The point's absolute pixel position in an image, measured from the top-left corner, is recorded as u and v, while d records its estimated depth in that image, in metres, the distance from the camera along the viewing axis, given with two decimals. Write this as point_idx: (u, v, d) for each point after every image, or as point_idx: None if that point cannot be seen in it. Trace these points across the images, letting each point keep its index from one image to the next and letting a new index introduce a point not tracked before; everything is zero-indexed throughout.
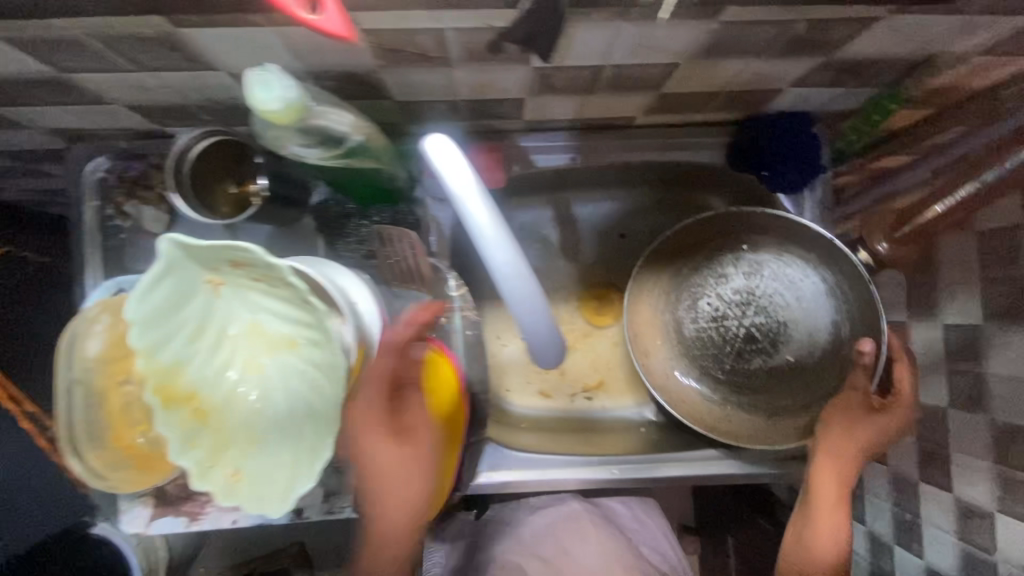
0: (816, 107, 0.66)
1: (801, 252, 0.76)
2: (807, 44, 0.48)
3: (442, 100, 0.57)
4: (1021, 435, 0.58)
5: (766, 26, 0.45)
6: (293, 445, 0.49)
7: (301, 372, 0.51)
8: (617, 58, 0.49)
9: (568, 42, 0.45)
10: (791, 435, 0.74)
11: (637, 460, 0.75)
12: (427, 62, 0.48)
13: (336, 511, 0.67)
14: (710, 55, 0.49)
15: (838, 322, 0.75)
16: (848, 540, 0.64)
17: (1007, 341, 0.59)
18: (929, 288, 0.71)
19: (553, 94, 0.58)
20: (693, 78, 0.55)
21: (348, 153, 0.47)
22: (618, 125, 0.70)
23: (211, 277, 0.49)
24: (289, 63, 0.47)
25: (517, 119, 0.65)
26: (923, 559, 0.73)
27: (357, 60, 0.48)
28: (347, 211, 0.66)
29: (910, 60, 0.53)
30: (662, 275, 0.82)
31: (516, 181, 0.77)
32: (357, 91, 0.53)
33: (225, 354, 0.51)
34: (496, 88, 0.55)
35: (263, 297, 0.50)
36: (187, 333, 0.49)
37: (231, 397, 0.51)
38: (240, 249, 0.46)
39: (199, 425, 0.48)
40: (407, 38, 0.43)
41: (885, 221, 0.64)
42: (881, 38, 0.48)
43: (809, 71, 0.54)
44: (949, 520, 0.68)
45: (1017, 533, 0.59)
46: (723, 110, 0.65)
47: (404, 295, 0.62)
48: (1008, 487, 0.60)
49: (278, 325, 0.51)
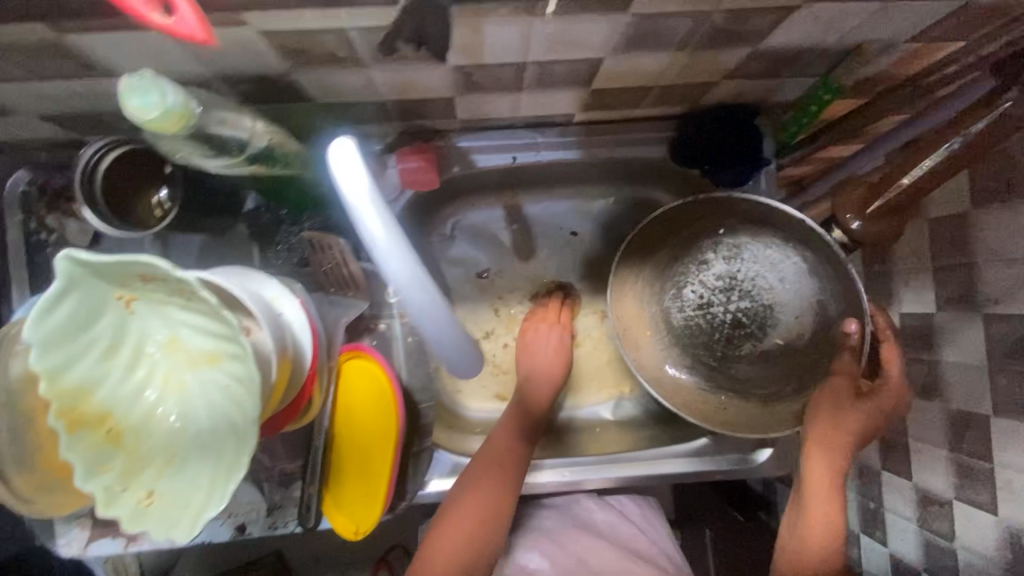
0: (755, 100, 0.65)
1: (775, 235, 0.75)
2: (730, 35, 0.47)
3: (367, 101, 0.55)
4: (973, 422, 0.61)
5: (682, 17, 0.43)
6: (212, 465, 0.47)
7: (218, 388, 0.48)
8: (535, 54, 0.48)
9: (480, 40, 0.44)
10: (787, 419, 0.75)
11: (588, 462, 0.79)
12: (339, 63, 0.46)
13: (280, 526, 0.66)
14: (632, 47, 0.48)
15: (822, 300, 0.73)
16: (840, 526, 0.68)
17: (960, 333, 0.62)
18: (887, 279, 0.74)
19: (482, 92, 0.56)
20: (622, 73, 0.54)
21: (252, 158, 0.46)
22: (559, 122, 0.69)
23: (121, 293, 0.47)
24: (196, 70, 0.45)
25: (452, 119, 0.63)
26: (888, 548, 0.77)
27: (265, 64, 0.46)
28: (279, 217, 0.65)
29: (838, 49, 0.52)
30: (645, 269, 0.83)
31: (461, 181, 0.76)
32: (272, 94, 0.51)
33: (143, 372, 0.49)
34: (420, 87, 0.53)
35: (178, 310, 0.48)
36: (99, 352, 0.47)
37: (149, 417, 0.48)
38: (145, 263, 0.44)
39: (111, 447, 0.46)
40: (307, 38, 0.41)
41: (856, 200, 0.62)
42: (804, 28, 0.47)
43: (740, 62, 0.53)
44: (911, 508, 0.72)
45: (974, 520, 0.62)
46: (661, 104, 0.64)
47: (341, 302, 0.65)
48: (965, 474, 0.62)
49: (198, 340, 0.49)
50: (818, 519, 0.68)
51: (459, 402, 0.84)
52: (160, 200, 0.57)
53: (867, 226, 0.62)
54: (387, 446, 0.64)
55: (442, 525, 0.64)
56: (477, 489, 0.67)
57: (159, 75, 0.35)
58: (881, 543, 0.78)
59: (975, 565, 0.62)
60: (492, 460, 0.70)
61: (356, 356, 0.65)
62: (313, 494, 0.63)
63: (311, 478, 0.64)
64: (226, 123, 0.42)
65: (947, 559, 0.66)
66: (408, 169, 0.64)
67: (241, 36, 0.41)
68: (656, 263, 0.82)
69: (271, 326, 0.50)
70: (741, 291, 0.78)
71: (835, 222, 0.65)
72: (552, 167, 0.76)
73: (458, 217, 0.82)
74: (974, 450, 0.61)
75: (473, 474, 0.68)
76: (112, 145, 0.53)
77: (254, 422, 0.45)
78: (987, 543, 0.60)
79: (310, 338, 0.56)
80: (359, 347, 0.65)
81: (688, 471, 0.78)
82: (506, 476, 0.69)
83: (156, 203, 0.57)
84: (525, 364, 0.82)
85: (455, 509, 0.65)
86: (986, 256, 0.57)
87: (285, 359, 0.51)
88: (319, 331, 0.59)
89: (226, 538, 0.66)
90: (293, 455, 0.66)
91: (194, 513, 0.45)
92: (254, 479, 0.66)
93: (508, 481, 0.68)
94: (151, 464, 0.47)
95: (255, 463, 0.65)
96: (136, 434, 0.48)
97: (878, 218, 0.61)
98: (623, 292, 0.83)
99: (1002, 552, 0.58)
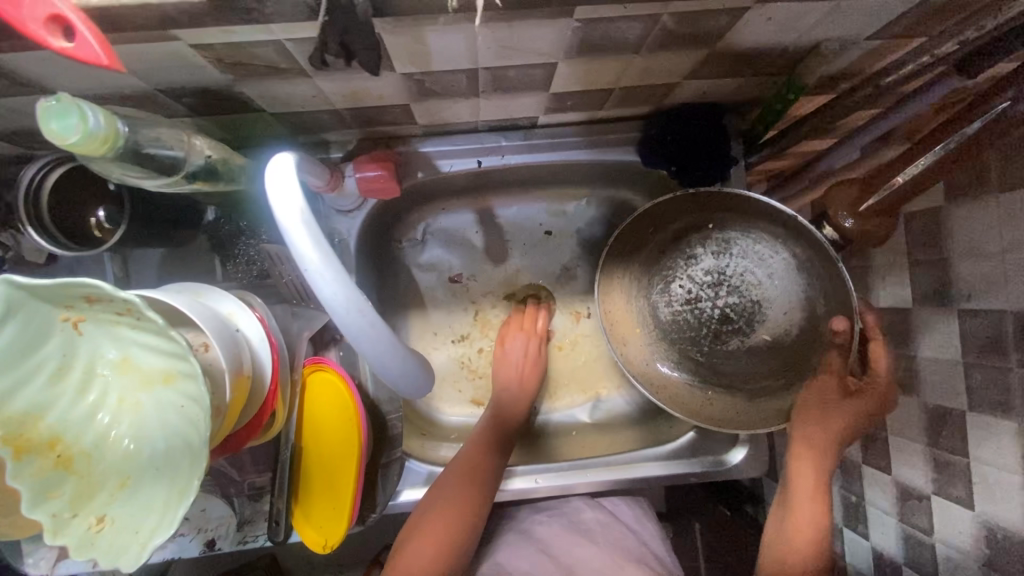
0: (720, 99, 0.64)
1: (763, 229, 0.73)
2: (684, 37, 0.46)
3: (321, 109, 0.54)
4: (950, 416, 0.58)
5: (631, 22, 0.42)
6: (167, 487, 0.46)
7: (174, 409, 0.47)
8: (485, 61, 0.47)
9: (424, 49, 0.42)
10: (775, 415, 0.72)
11: (561, 468, 0.78)
12: (282, 74, 0.45)
13: (249, 540, 0.66)
14: (585, 52, 0.47)
15: (811, 296, 0.71)
16: (827, 527, 0.68)
17: (935, 325, 0.60)
18: (865, 272, 0.72)
19: (438, 98, 0.55)
20: (579, 75, 0.52)
21: (190, 176, 0.47)
22: (523, 125, 0.68)
23: (69, 315, 0.45)
24: (135, 84, 0.44)
25: (411, 124, 0.62)
26: (869, 540, 0.73)
27: (205, 77, 0.44)
28: (239, 228, 0.64)
29: (797, 48, 0.51)
30: (632, 264, 0.82)
31: (428, 186, 0.75)
32: (220, 106, 0.50)
33: (93, 396, 0.48)
34: (371, 94, 0.52)
35: (129, 331, 0.46)
36: (46, 375, 0.45)
37: (102, 440, 0.47)
38: (86, 284, 0.42)
39: (61, 473, 0.45)
40: (244, 51, 0.40)
41: (848, 197, 0.61)
42: (758, 28, 0.46)
43: (700, 63, 0.52)
44: (891, 502, 0.69)
45: (951, 515, 0.59)
46: (625, 105, 0.63)
47: (304, 313, 0.64)
48: (941, 468, 0.60)
49: (151, 359, 0.47)
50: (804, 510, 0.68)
51: (437, 409, 0.84)
52: (98, 221, 0.54)
53: (859, 223, 0.61)
54: (351, 458, 0.64)
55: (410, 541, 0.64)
56: (446, 497, 0.67)
57: (77, 98, 0.35)
58: (863, 536, 0.74)
59: (955, 562, 0.59)
60: (465, 470, 0.69)
61: (319, 369, 0.65)
62: (281, 508, 0.62)
63: (279, 493, 0.63)
64: (158, 141, 0.43)
65: (928, 553, 0.63)
66: (367, 178, 0.63)
67: (172, 48, 0.38)
68: (643, 259, 0.81)
69: (226, 344, 0.48)
70: (730, 286, 0.77)
71: (827, 219, 0.64)
72: (521, 169, 0.75)
73: (427, 222, 0.82)
74: (950, 446, 0.58)
75: (444, 484, 0.68)
76: (59, 163, 0.50)
77: (207, 444, 0.43)
78: (963, 536, 0.58)
79: (271, 354, 0.55)
80: (320, 360, 0.65)
81: (664, 474, 0.77)
82: (473, 486, 0.68)
83: (94, 224, 0.54)
84: (501, 377, 0.81)
85: (426, 518, 0.65)
86: (961, 250, 0.56)
87: (243, 377, 0.50)
88: (280, 346, 0.58)
89: (196, 554, 0.66)
90: (262, 468, 0.66)
91: (142, 541, 0.44)
92: (224, 493, 0.66)
93: (472, 495, 0.68)
94: (104, 488, 0.46)
95: (223, 477, 0.66)
96: (87, 458, 0.46)
97: (869, 215, 0.60)
98: (611, 289, 0.82)
99: (980, 547, 0.56)
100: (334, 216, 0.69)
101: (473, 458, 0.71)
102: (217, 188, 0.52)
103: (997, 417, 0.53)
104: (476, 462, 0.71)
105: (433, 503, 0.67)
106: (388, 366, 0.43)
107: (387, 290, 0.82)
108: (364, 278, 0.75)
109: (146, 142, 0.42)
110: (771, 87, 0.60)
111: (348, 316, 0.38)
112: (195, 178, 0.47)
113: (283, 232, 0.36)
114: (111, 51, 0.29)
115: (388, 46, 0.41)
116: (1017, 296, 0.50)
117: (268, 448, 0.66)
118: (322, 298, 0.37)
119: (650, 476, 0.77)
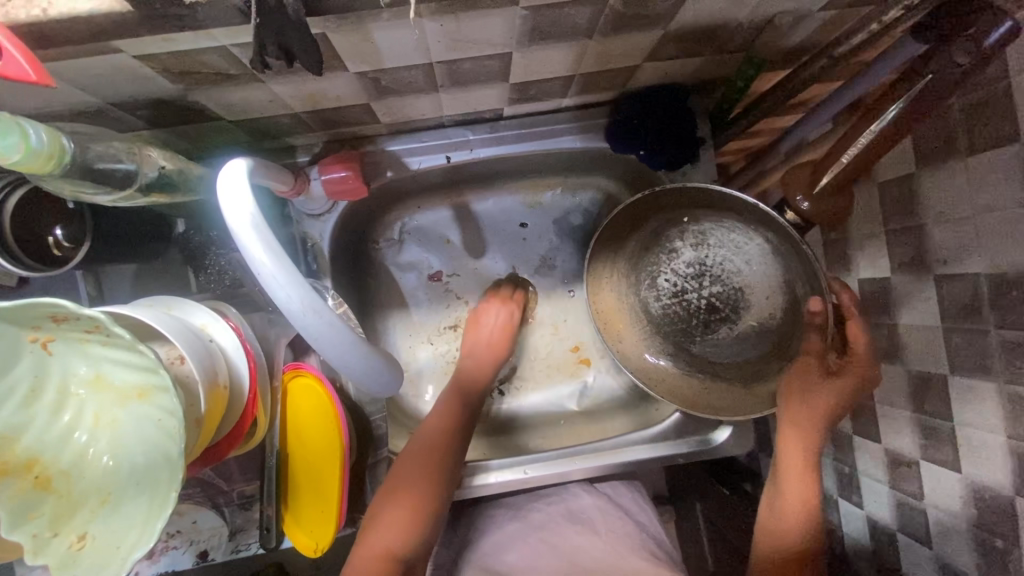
0: (681, 78, 0.64)
1: (734, 218, 0.71)
2: (633, 19, 0.45)
3: (282, 113, 0.54)
4: (933, 381, 0.59)
5: (579, 7, 0.42)
6: (145, 505, 0.45)
7: (150, 423, 0.46)
8: (438, 55, 0.46)
9: (373, 45, 0.42)
10: (767, 399, 0.72)
11: (548, 458, 0.78)
12: (234, 80, 0.44)
13: (242, 549, 0.67)
14: (535, 39, 0.47)
15: (789, 281, 0.70)
16: (819, 516, 0.67)
17: (914, 291, 0.60)
18: (842, 245, 0.71)
19: (398, 95, 0.54)
20: (537, 63, 0.52)
21: (144, 189, 0.47)
22: (489, 117, 0.68)
23: (36, 336, 0.45)
24: (85, 98, 0.43)
25: (376, 123, 0.62)
26: (864, 510, 0.73)
27: (155, 88, 0.44)
28: (209, 239, 0.64)
29: (753, 24, 0.51)
30: (619, 259, 0.82)
31: (399, 185, 0.75)
32: (178, 115, 0.49)
33: (69, 416, 0.47)
34: (329, 96, 0.51)
35: (100, 348, 0.45)
36: (19, 398, 0.45)
37: (81, 459, 0.47)
38: (50, 306, 0.41)
39: (39, 495, 0.45)
40: (192, 60, 0.40)
41: (802, 181, 0.61)
42: (709, 4, 0.45)
43: (658, 43, 0.52)
44: (882, 470, 0.69)
45: (941, 479, 0.59)
46: (592, 90, 0.63)
47: (280, 319, 0.64)
48: (928, 434, 0.60)
49: (123, 376, 0.47)
50: (793, 505, 0.68)
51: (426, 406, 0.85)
52: (57, 241, 0.53)
53: (814, 206, 0.60)
54: (334, 461, 0.64)
55: (373, 523, 0.63)
56: (406, 476, 0.66)
57: (17, 117, 0.36)
58: (857, 506, 0.74)
59: (946, 524, 0.59)
60: (423, 457, 0.69)
61: (298, 374, 0.65)
62: (270, 515, 0.64)
63: (267, 500, 0.64)
64: (109, 156, 0.44)
65: (920, 518, 0.63)
66: (333, 180, 0.64)
67: (116, 61, 0.38)
68: (627, 255, 0.81)
69: (200, 356, 0.48)
70: (712, 276, 0.76)
71: (787, 204, 0.62)
72: (492, 162, 0.75)
73: (403, 221, 0.82)
74: (936, 410, 0.59)
75: (403, 471, 0.67)
76: (17, 185, 0.50)
77: (181, 458, 0.43)
78: (952, 499, 0.58)
79: (247, 363, 0.55)
80: (299, 365, 0.65)
81: (651, 457, 0.78)
82: (438, 460, 0.69)
83: (53, 244, 0.53)
84: (473, 348, 0.80)
85: (382, 506, 0.64)
86: (934, 216, 0.56)
87: (218, 390, 0.49)
88: (256, 355, 0.58)
89: (190, 566, 0.67)
90: (250, 476, 0.67)
91: (122, 556, 0.43)
92: (213, 504, 0.67)
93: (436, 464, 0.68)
94: (84, 506, 0.46)
95: (212, 487, 0.66)
96: (66, 477, 0.46)
97: (823, 196, 0.59)
98: (601, 287, 0.83)
99: (969, 508, 0.56)
100: (305, 220, 0.69)
101: (434, 438, 0.71)
102: (175, 199, 0.52)
103: (978, 378, 0.53)
104: (433, 443, 0.71)
105: (393, 491, 0.65)
106: (353, 365, 0.43)
107: (367, 291, 0.83)
108: (340, 279, 0.75)
109: (96, 158, 0.43)
110: (731, 65, 0.61)
111: (306, 319, 0.38)
112: (149, 190, 0.48)
113: (237, 240, 0.37)
114: (39, 67, 0.30)
115: (336, 44, 0.41)
116: (990, 258, 0.50)
117: (255, 456, 0.67)
118: (280, 303, 0.38)
119: (640, 460, 0.78)
